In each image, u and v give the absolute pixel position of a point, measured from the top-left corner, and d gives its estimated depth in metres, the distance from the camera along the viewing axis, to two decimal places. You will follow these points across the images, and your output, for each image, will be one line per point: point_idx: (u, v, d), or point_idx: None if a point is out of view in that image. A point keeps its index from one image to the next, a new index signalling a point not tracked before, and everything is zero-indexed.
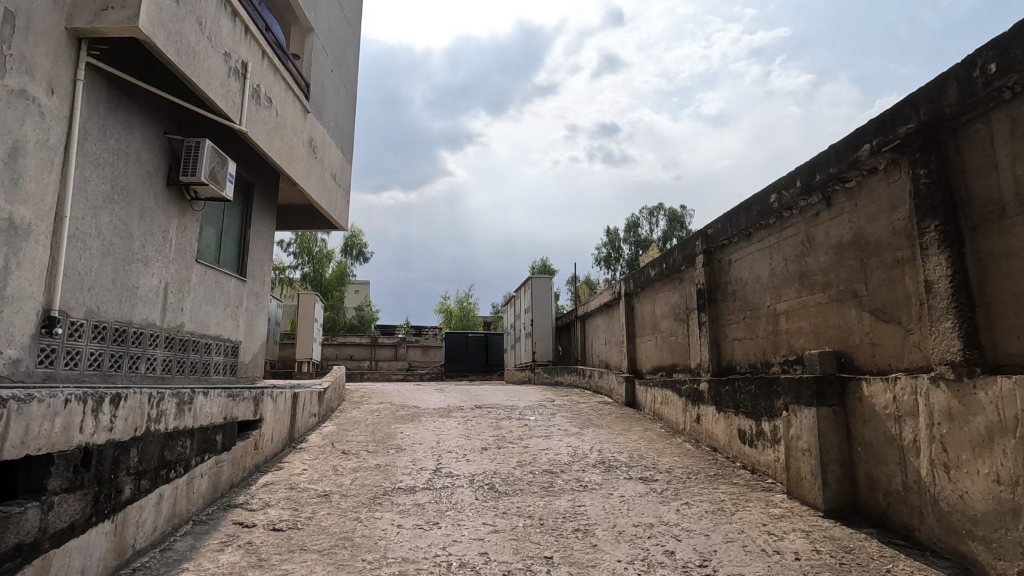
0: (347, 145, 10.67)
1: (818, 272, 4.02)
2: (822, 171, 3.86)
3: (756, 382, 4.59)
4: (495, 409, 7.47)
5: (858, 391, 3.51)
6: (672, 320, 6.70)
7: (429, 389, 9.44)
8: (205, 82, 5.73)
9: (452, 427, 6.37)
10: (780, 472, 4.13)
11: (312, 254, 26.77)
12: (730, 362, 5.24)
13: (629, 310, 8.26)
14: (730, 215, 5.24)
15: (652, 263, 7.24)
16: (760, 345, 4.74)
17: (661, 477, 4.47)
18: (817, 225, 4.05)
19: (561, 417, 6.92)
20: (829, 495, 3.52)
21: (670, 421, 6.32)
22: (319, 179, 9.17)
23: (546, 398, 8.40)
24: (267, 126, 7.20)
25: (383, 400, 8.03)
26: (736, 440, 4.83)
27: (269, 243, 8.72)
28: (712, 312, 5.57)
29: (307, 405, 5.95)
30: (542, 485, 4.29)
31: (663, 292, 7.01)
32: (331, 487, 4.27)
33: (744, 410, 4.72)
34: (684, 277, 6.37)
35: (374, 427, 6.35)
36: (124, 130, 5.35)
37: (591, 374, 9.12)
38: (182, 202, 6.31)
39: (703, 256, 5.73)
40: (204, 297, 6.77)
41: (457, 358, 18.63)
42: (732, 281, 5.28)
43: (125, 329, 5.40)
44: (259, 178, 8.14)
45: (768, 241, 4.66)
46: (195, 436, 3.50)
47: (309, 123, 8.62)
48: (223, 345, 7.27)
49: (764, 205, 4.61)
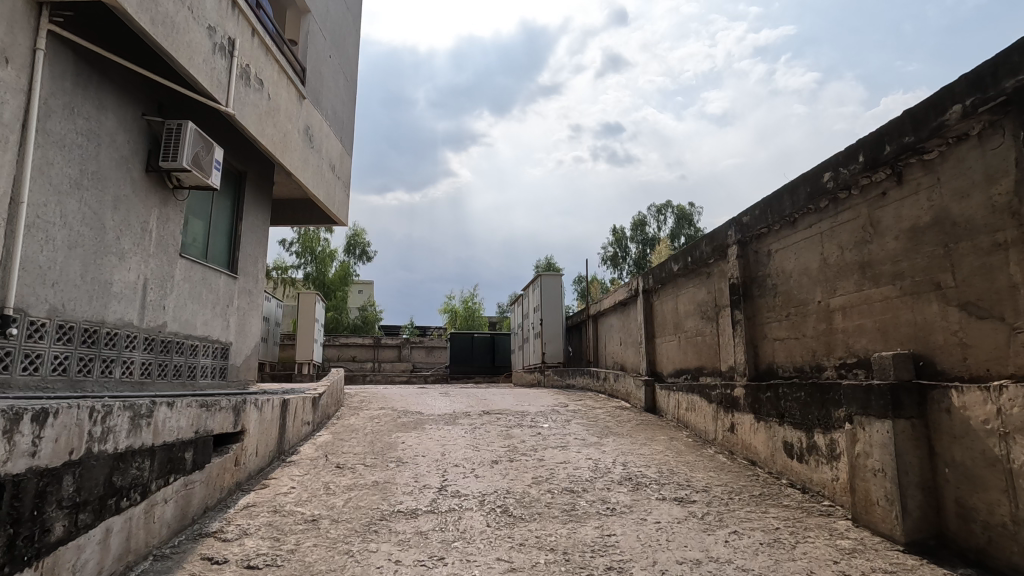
0: (347, 136, 10.14)
1: (884, 261, 3.45)
2: (893, 141, 3.29)
3: (805, 389, 4.02)
4: (505, 415, 6.92)
5: (944, 402, 2.93)
6: (699, 318, 6.13)
7: (434, 393, 8.90)
8: (186, 57, 5.20)
9: (459, 436, 5.82)
10: (840, 494, 3.56)
11: (314, 253, 26.27)
12: (771, 365, 4.68)
13: (647, 308, 7.71)
14: (768, 200, 4.68)
15: (675, 257, 6.67)
16: (808, 346, 4.17)
17: (698, 498, 3.90)
18: (883, 207, 3.48)
19: (577, 424, 6.37)
20: (909, 525, 2.96)
21: (697, 430, 5.75)
22: (317, 170, 8.65)
23: (558, 403, 7.84)
24: (258, 110, 6.67)
25: (384, 405, 7.48)
26: (781, 455, 4.26)
27: (263, 238, 8.20)
28: (747, 310, 5.01)
29: (300, 413, 5.41)
30: (564, 508, 3.73)
31: (687, 288, 6.44)
32: (321, 510, 3.72)
33: (791, 420, 4.15)
34: (712, 271, 5.81)
35: (372, 436, 5.80)
36: (94, 110, 4.82)
37: (606, 377, 8.55)
38: (164, 191, 5.78)
39: (736, 247, 5.16)
40: (189, 295, 6.24)
41: (462, 359, 18.09)
42: (772, 274, 4.71)
43: (96, 329, 4.88)
44: (251, 167, 7.62)
45: (819, 228, 4.09)
46: (156, 455, 2.96)
47: (305, 109, 8.09)
48: (212, 347, 6.74)
49: (814, 186, 4.04)
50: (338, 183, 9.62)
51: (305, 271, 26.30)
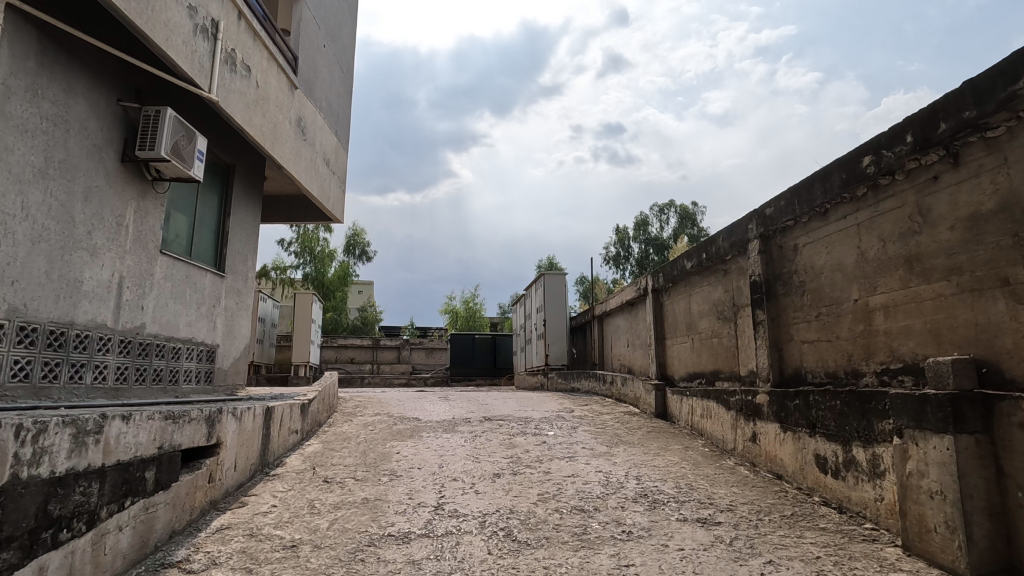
0: (342, 130, 9.75)
1: (937, 254, 3.06)
2: (950, 117, 2.89)
3: (841, 397, 3.63)
4: (507, 422, 6.52)
5: (1016, 415, 2.54)
6: (714, 319, 5.74)
7: (432, 398, 8.50)
8: (164, 38, 4.82)
9: (458, 445, 5.43)
10: (886, 517, 3.16)
11: (313, 253, 25.89)
12: (798, 370, 4.28)
13: (657, 308, 7.32)
14: (794, 190, 4.28)
15: (688, 253, 6.28)
16: (843, 349, 3.78)
17: (724, 519, 3.50)
18: (936, 193, 3.09)
19: (584, 432, 5.97)
20: (975, 558, 2.56)
21: (714, 439, 5.36)
22: (310, 164, 8.27)
23: (563, 408, 7.44)
24: (245, 98, 6.28)
25: (379, 411, 7.09)
26: (812, 469, 3.86)
27: (253, 235, 7.82)
28: (771, 309, 4.61)
29: (287, 421, 5.02)
30: (574, 532, 3.33)
31: (702, 287, 6.04)
32: (303, 533, 3.33)
33: (825, 432, 3.76)
34: (730, 268, 5.41)
35: (365, 445, 5.41)
36: (62, 93, 4.44)
37: (612, 380, 8.16)
38: (142, 183, 5.40)
39: (758, 242, 4.77)
40: (171, 295, 5.86)
41: (462, 361, 17.68)
42: (799, 270, 4.32)
43: (63, 331, 4.49)
44: (240, 161, 7.25)
45: (855, 219, 3.70)
46: (107, 477, 2.57)
47: (297, 100, 7.71)
48: (196, 349, 6.35)
49: (851, 172, 3.64)
50: (333, 178, 9.24)
51: (304, 271, 25.93)
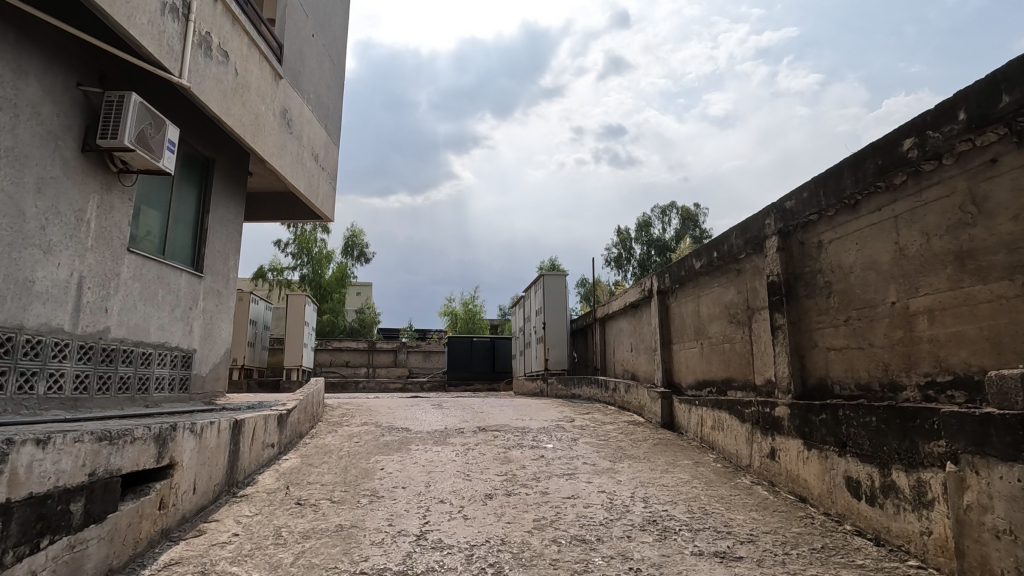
0: (332, 125, 9.34)
1: (995, 249, 2.63)
2: (1016, 88, 2.47)
3: (876, 413, 3.20)
4: (503, 432, 6.09)
5: None
6: (727, 323, 5.31)
7: (425, 405, 8.06)
8: (126, 15, 4.40)
9: (449, 460, 5.00)
10: (935, 554, 2.74)
11: (311, 254, 25.47)
12: (823, 381, 3.85)
13: (663, 311, 6.90)
14: (819, 180, 3.85)
15: (697, 252, 5.85)
16: (878, 358, 3.35)
17: (745, 553, 3.06)
18: (994, 178, 2.67)
19: (585, 445, 5.54)
20: None
21: (727, 453, 4.93)
22: (297, 159, 7.85)
23: (564, 417, 7.00)
24: (223, 86, 5.86)
25: (367, 420, 6.67)
26: (843, 493, 3.43)
27: (236, 233, 7.40)
28: (791, 313, 4.18)
29: (261, 435, 4.59)
30: (575, 569, 2.90)
31: (712, 288, 5.61)
32: (263, 570, 2.90)
33: (858, 452, 3.33)
34: (744, 268, 4.98)
35: (348, 460, 4.98)
36: (10, 73, 4.03)
37: (615, 387, 7.73)
38: (107, 175, 4.98)
39: (776, 238, 4.34)
40: (140, 296, 5.43)
41: (461, 365, 17.24)
42: (824, 269, 3.89)
43: (11, 337, 4.06)
44: (220, 154, 6.84)
45: (892, 211, 3.27)
46: (14, 515, 2.15)
47: (282, 90, 7.29)
48: (170, 355, 5.93)
49: (888, 157, 3.22)
50: (322, 174, 8.82)
51: (301, 272, 25.51)
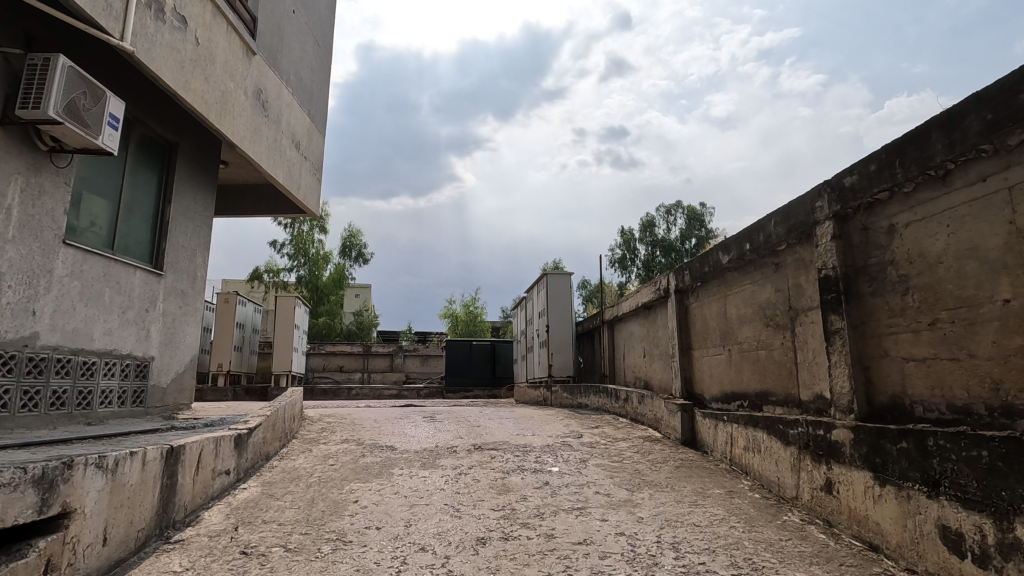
0: (317, 111, 8.61)
1: None
2: None
3: (989, 445, 2.43)
4: (501, 451, 5.33)
5: None
6: (763, 326, 4.54)
7: (416, 418, 7.29)
8: None
9: (437, 488, 4.25)
10: None
11: (308, 255, 24.80)
12: (898, 399, 3.09)
13: (681, 312, 6.13)
14: (893, 148, 3.08)
15: (724, 244, 5.08)
16: (984, 372, 2.57)
17: None
18: None
19: (596, 468, 4.77)
20: None
21: (766, 481, 4.15)
22: (275, 145, 7.11)
23: (570, 431, 6.23)
24: (180, 56, 5.11)
25: (348, 436, 5.91)
26: (935, 547, 2.66)
27: (206, 226, 6.65)
28: (852, 314, 3.41)
29: (210, 462, 3.83)
30: None
31: (743, 286, 4.84)
32: None
33: (958, 495, 2.56)
34: (785, 261, 4.21)
35: (318, 489, 4.23)
36: None
37: (627, 397, 6.96)
38: (35, 155, 4.24)
39: (830, 224, 3.57)
40: (79, 296, 4.69)
41: (460, 370, 16.47)
42: (898, 260, 3.13)
43: None
44: (184, 138, 6.11)
45: (1003, 181, 2.52)
46: None
47: (256, 67, 6.55)
48: (120, 364, 5.18)
49: (1002, 109, 2.46)
50: (305, 164, 8.09)
51: (297, 274, 24.86)
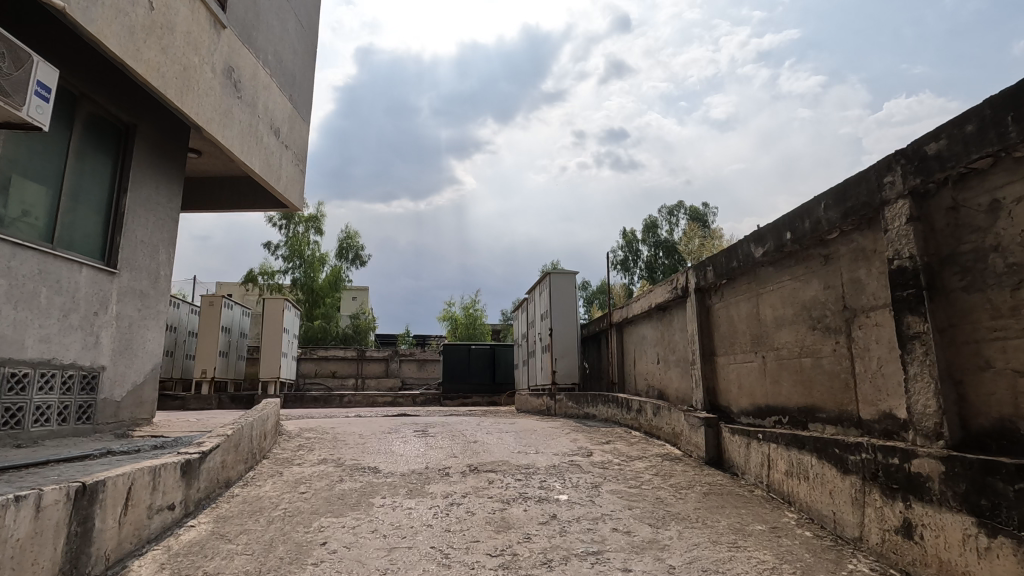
0: (300, 96, 7.95)
1: None
2: None
3: None
4: (500, 474, 4.64)
5: None
6: (808, 329, 3.84)
7: (406, 432, 6.59)
8: None
9: (424, 524, 3.56)
10: None
11: (303, 257, 24.17)
12: (1011, 423, 2.39)
13: (703, 314, 5.45)
14: (1005, 100, 2.39)
15: (758, 234, 4.40)
16: None
17: None
18: None
19: (610, 495, 4.08)
20: None
21: (818, 515, 3.44)
22: (250, 130, 6.44)
23: (578, 448, 5.54)
24: (129, 21, 4.43)
25: (327, 456, 5.22)
26: None
27: (172, 220, 5.96)
28: (938, 314, 2.72)
29: (146, 496, 3.15)
30: None
31: (782, 283, 4.17)
32: None
33: None
34: (838, 250, 3.53)
35: (282, 525, 3.54)
36: None
37: (640, 409, 6.27)
38: None
39: (906, 203, 2.88)
40: (6, 296, 4.01)
41: (458, 376, 15.79)
42: (1007, 245, 2.44)
43: None
44: (142, 119, 5.43)
45: None
46: None
47: (226, 42, 5.87)
48: (61, 376, 4.50)
49: None
50: (286, 153, 7.41)
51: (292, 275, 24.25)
